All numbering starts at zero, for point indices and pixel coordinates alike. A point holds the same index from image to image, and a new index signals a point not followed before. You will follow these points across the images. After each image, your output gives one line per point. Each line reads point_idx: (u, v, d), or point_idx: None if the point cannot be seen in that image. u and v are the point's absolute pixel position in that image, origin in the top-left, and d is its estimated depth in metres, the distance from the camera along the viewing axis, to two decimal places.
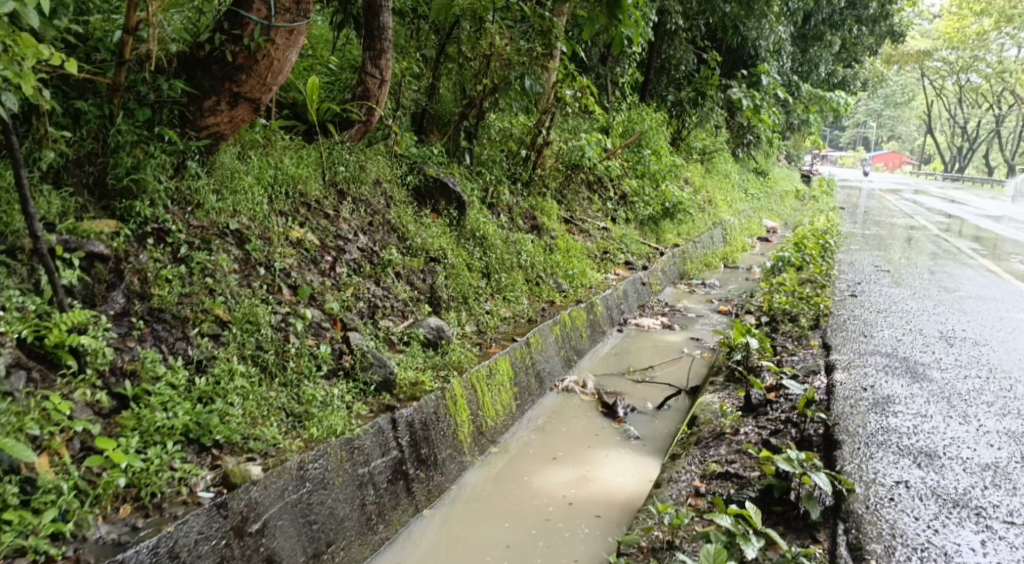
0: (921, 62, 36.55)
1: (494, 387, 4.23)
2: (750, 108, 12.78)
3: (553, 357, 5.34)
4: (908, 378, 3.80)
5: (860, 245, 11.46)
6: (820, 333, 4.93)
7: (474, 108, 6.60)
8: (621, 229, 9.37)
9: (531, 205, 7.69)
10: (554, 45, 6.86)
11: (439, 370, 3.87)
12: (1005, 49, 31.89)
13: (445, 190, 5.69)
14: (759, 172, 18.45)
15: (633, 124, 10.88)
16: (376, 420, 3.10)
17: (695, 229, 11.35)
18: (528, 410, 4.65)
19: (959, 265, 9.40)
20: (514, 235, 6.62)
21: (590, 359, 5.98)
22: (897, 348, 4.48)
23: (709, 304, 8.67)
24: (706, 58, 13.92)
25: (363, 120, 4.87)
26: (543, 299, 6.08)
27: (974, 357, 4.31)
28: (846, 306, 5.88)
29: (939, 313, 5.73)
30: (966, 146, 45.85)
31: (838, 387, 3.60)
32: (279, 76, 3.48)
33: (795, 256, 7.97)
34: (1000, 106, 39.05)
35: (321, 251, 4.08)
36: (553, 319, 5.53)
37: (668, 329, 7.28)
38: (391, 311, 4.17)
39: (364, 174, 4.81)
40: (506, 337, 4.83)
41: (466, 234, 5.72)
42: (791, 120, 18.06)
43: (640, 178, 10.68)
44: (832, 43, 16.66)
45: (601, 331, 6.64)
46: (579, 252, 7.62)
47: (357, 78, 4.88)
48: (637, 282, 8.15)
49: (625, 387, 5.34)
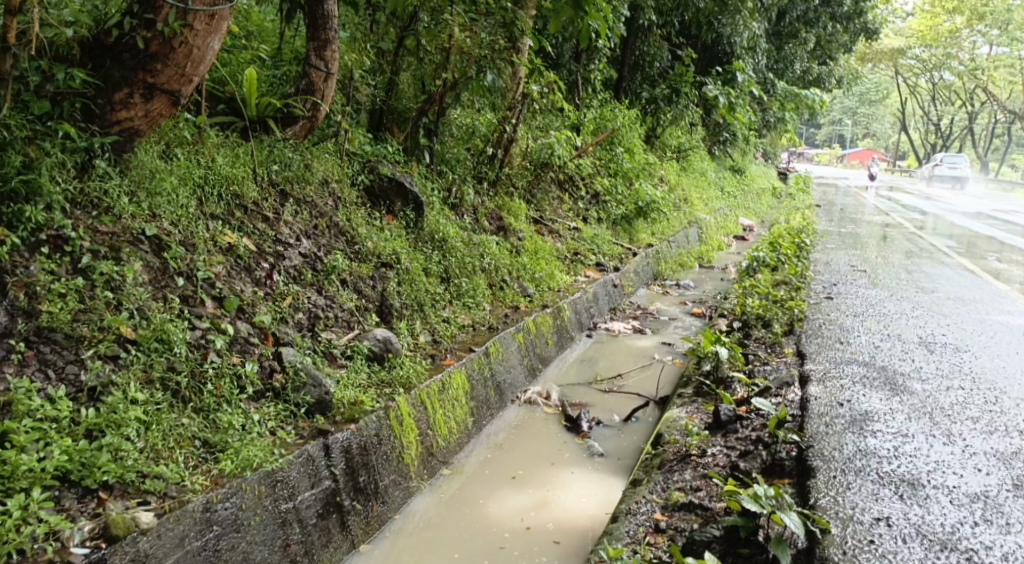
0: (895, 60, 36.80)
1: (447, 403, 3.94)
2: (725, 105, 12.58)
3: (515, 367, 5.06)
4: (887, 391, 3.56)
5: (835, 243, 11.31)
6: (794, 340, 4.69)
7: (435, 104, 6.29)
8: (592, 229, 9.12)
9: (497, 205, 7.42)
10: (520, 39, 6.59)
11: (385, 387, 3.57)
12: (977, 46, 32.15)
13: (401, 190, 5.39)
14: (735, 170, 18.31)
15: (605, 121, 10.64)
16: (304, 447, 2.79)
17: (670, 228, 11.13)
18: (485, 425, 4.37)
19: (936, 264, 9.26)
20: (478, 237, 6.33)
21: (556, 367, 5.71)
22: (876, 356, 4.25)
23: (682, 306, 8.44)
24: (680, 55, 13.72)
25: (307, 116, 4.54)
26: (506, 304, 5.80)
27: (956, 365, 4.10)
28: (822, 309, 5.66)
29: (917, 315, 5.53)
30: (939, 143, 46.26)
31: (812, 403, 3.35)
32: (199, 65, 3.18)
33: (770, 256, 7.76)
34: (972, 103, 39.41)
35: (257, 257, 3.76)
36: (515, 326, 5.25)
37: (639, 333, 7.03)
38: (334, 322, 3.86)
39: (310, 173, 4.50)
40: (463, 347, 4.54)
41: (424, 236, 5.42)
42: (766, 117, 17.94)
43: (613, 176, 10.44)
44: (807, 41, 16.55)
45: (569, 336, 6.37)
46: (547, 254, 7.35)
47: (301, 70, 4.56)
48: (608, 284, 7.90)
49: (591, 397, 5.08)
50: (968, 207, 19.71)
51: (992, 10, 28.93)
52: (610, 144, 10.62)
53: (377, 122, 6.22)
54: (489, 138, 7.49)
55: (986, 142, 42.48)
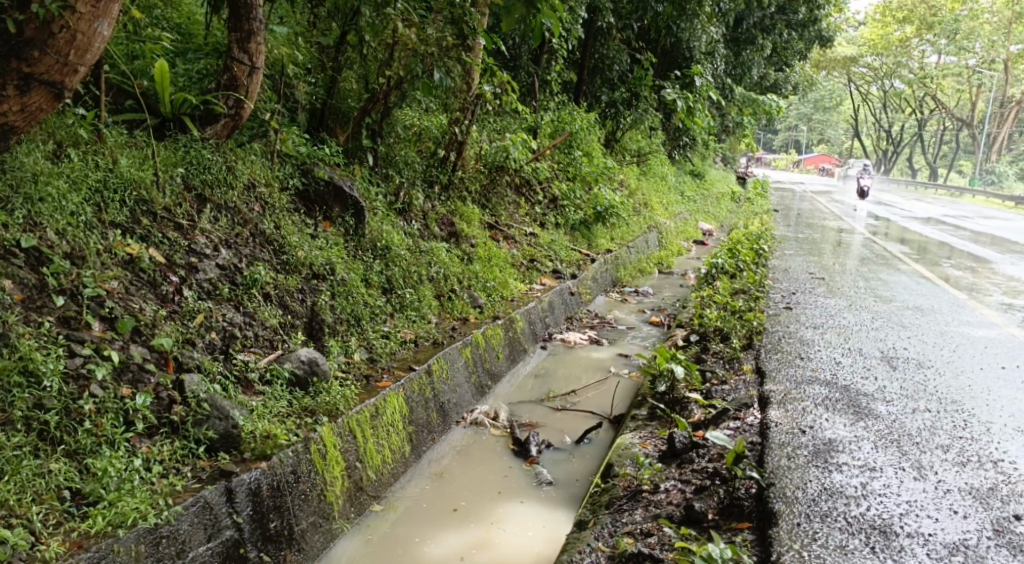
0: (849, 68, 37.42)
1: (381, 431, 3.60)
2: (685, 109, 12.40)
3: (461, 385, 4.72)
4: (851, 415, 3.30)
5: (794, 249, 11.21)
6: (754, 355, 4.43)
7: (379, 103, 5.92)
8: (550, 234, 8.82)
9: (448, 210, 7.09)
10: (469, 38, 6.27)
11: (307, 415, 3.22)
12: (925, 55, 32.42)
13: (339, 194, 5.02)
14: (695, 174, 18.22)
15: (563, 125, 10.36)
16: (201, 494, 2.45)
17: (630, 233, 10.90)
18: (427, 451, 4.04)
19: (893, 271, 9.15)
20: (426, 244, 5.99)
21: (506, 383, 5.38)
22: (838, 373, 4.00)
23: (642, 314, 8.18)
24: (639, 58, 13.55)
25: (230, 113, 4.14)
26: (454, 317, 5.46)
27: (921, 383, 3.87)
28: (781, 321, 5.42)
29: (878, 327, 5.32)
30: (894, 150, 47.10)
31: (772, 430, 3.08)
32: (86, 54, 2.82)
33: (729, 263, 7.56)
34: (924, 111, 40.17)
35: (165, 270, 3.38)
36: (462, 340, 4.92)
37: (596, 343, 6.74)
38: (254, 342, 3.50)
39: (233, 177, 4.11)
40: (402, 366, 4.20)
41: (365, 244, 5.07)
42: (725, 122, 17.89)
43: (571, 181, 10.17)
44: (764, 47, 16.55)
45: (523, 348, 6.05)
46: (501, 261, 7.04)
47: (222, 64, 4.17)
48: (564, 292, 7.60)
49: (543, 417, 4.76)
50: (922, 212, 19.90)
51: (940, 20, 29.44)
52: (568, 147, 10.36)
53: (318, 122, 5.85)
54: (440, 139, 7.16)
55: (937, 149, 43.36)
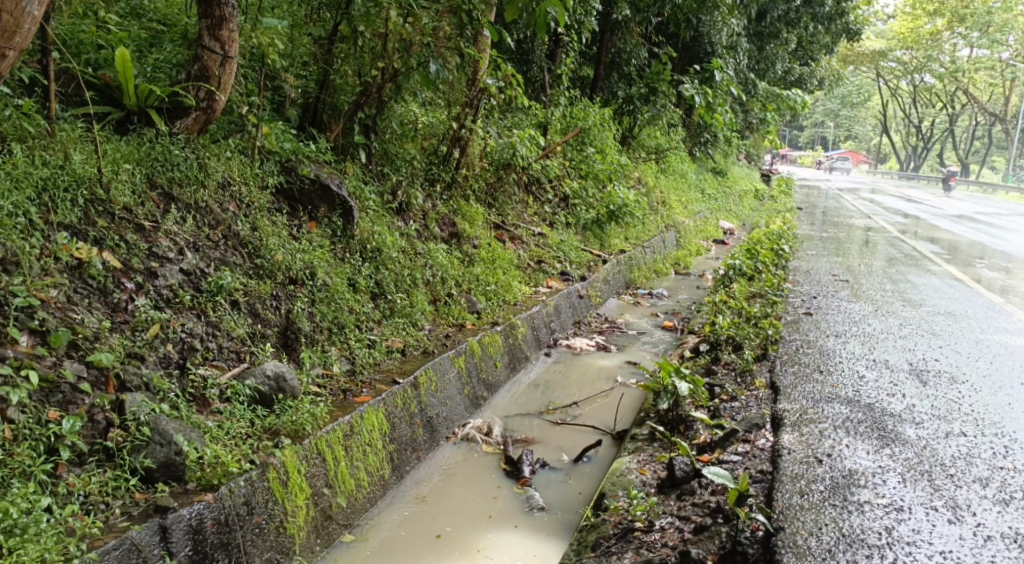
0: (876, 63, 36.65)
1: (357, 452, 3.31)
2: (704, 105, 12.00)
3: (452, 396, 4.42)
4: (875, 439, 2.95)
5: (818, 250, 10.77)
6: (768, 369, 4.08)
7: (372, 96, 5.59)
8: (559, 234, 8.49)
9: (450, 210, 6.81)
10: (470, 30, 5.96)
11: (268, 437, 2.93)
12: (957, 49, 31.62)
13: (326, 194, 4.77)
14: (717, 172, 17.79)
15: (576, 120, 10.02)
16: (128, 533, 2.24)
17: (645, 233, 10.54)
18: (410, 471, 3.74)
19: (923, 273, 8.68)
20: (422, 246, 5.70)
21: (505, 394, 5.06)
22: (861, 389, 3.64)
23: (654, 318, 7.82)
24: (657, 52, 13.16)
25: (201, 107, 3.86)
26: (449, 323, 5.16)
27: (954, 402, 3.50)
28: (800, 328, 5.04)
29: (906, 337, 4.92)
30: (923, 146, 46.08)
31: (785, 458, 2.76)
32: (15, 38, 2.54)
33: (747, 264, 7.23)
34: (954, 106, 39.21)
35: (118, 275, 3.11)
36: (454, 349, 4.61)
37: (604, 349, 6.40)
38: (217, 355, 3.23)
39: (205, 174, 3.82)
40: (385, 379, 3.90)
41: (353, 246, 4.81)
42: (748, 118, 17.43)
43: (583, 178, 9.82)
44: (788, 41, 16.10)
45: (525, 356, 5.74)
46: (506, 262, 6.74)
47: (193, 53, 3.89)
48: (572, 295, 7.26)
49: (541, 432, 4.44)
50: (952, 210, 19.24)
51: (972, 12, 28.57)
52: (581, 143, 10.02)
53: (309, 118, 5.57)
54: (443, 135, 6.86)
55: (966, 146, 42.36)
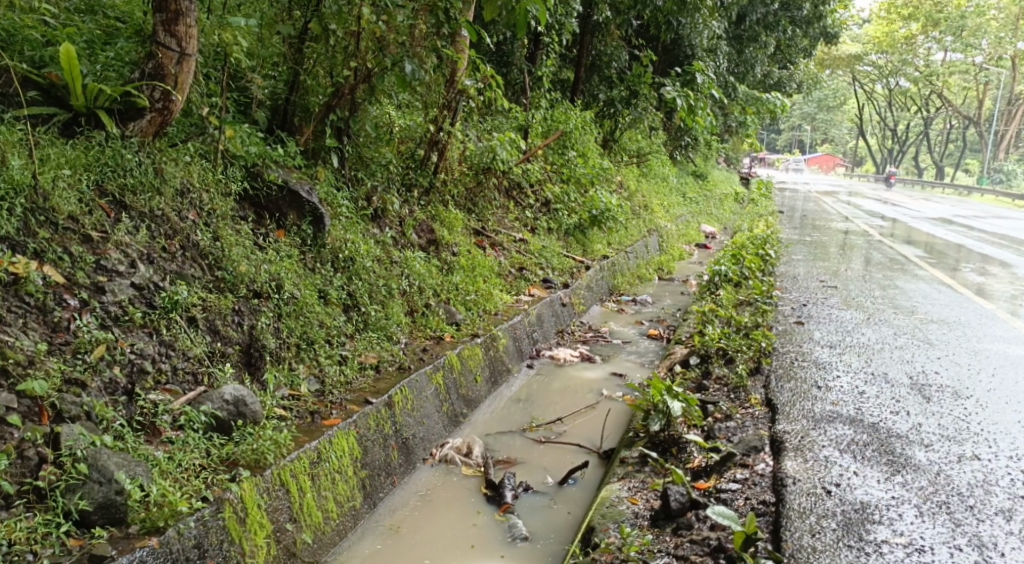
0: (853, 67, 36.89)
1: (326, 481, 3.07)
2: (686, 108, 11.85)
3: (430, 415, 4.18)
4: (885, 465, 2.83)
5: (802, 254, 10.66)
6: (762, 385, 3.89)
7: (344, 98, 5.32)
8: (541, 240, 8.28)
9: (428, 216, 6.58)
10: (446, 29, 5.74)
11: (225, 468, 2.67)
12: (933, 53, 31.97)
13: (295, 200, 4.51)
14: (698, 175, 17.70)
15: (557, 123, 9.83)
16: None
17: (628, 237, 10.37)
18: (386, 499, 3.51)
19: (910, 277, 8.56)
20: (399, 254, 5.46)
21: (485, 410, 4.82)
22: (863, 406, 3.46)
23: (638, 325, 7.63)
24: (638, 54, 13.00)
25: (156, 108, 3.59)
26: (427, 336, 4.92)
27: (962, 420, 3.34)
28: (793, 339, 4.86)
29: (902, 346, 4.77)
30: (900, 149, 46.49)
31: (791, 489, 2.64)
32: None
33: (733, 269, 7.08)
34: (930, 109, 39.56)
35: (60, 292, 2.84)
36: (432, 364, 4.37)
37: (588, 359, 6.19)
38: (172, 379, 2.97)
39: (161, 180, 3.56)
40: (357, 399, 3.65)
41: (324, 255, 4.58)
42: (729, 122, 17.35)
43: (565, 183, 9.62)
44: (768, 45, 16.03)
45: (507, 369, 5.51)
46: (486, 270, 6.52)
47: (147, 51, 3.62)
48: (555, 303, 7.05)
49: (524, 452, 4.21)
50: (932, 213, 19.30)
51: (947, 16, 28.81)
52: (562, 147, 9.83)
53: (279, 120, 5.30)
54: (420, 138, 6.63)
55: (942, 149, 42.78)
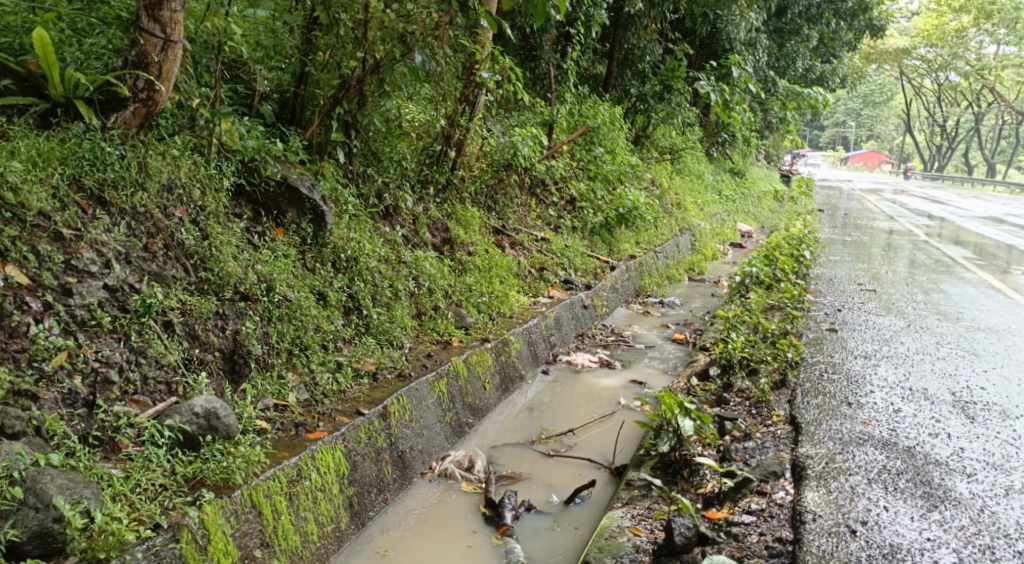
0: (901, 61, 35.78)
1: (308, 501, 2.85)
2: (722, 104, 11.44)
3: (431, 426, 3.94)
4: (920, 499, 2.53)
5: (841, 254, 10.20)
6: (787, 400, 3.57)
7: (351, 90, 5.03)
8: (564, 239, 8.00)
9: (445, 214, 6.35)
10: (461, 18, 5.48)
11: (188, 489, 2.46)
12: (984, 46, 30.86)
13: (294, 198, 4.34)
14: (735, 173, 17.22)
15: (584, 119, 9.55)
16: None
17: (658, 236, 10.02)
18: (376, 517, 3.28)
19: (956, 281, 8.08)
20: (408, 254, 5.24)
21: (493, 420, 4.57)
22: (898, 426, 3.13)
23: (664, 329, 7.31)
24: (672, 48, 12.61)
25: (140, 98, 3.42)
26: (432, 341, 4.69)
27: (1011, 444, 3.00)
28: (824, 348, 4.51)
29: (944, 357, 4.39)
30: (948, 146, 45.05)
31: (813, 526, 2.35)
32: None
33: (765, 271, 6.74)
34: (981, 104, 38.21)
35: (22, 294, 2.66)
36: (435, 372, 4.14)
37: (607, 365, 5.90)
38: (141, 389, 2.78)
39: (145, 175, 3.39)
40: (347, 409, 3.42)
41: (325, 254, 4.38)
42: (768, 118, 16.85)
43: (592, 180, 9.32)
44: (810, 38, 15.50)
45: (520, 375, 5.26)
46: (503, 270, 6.26)
47: (131, 38, 3.45)
48: (576, 305, 6.77)
49: (530, 467, 3.95)
50: (981, 212, 18.50)
51: (1000, 8, 27.77)
52: (589, 143, 9.53)
53: (284, 113, 5.11)
54: (437, 133, 6.40)
55: (992, 146, 41.37)
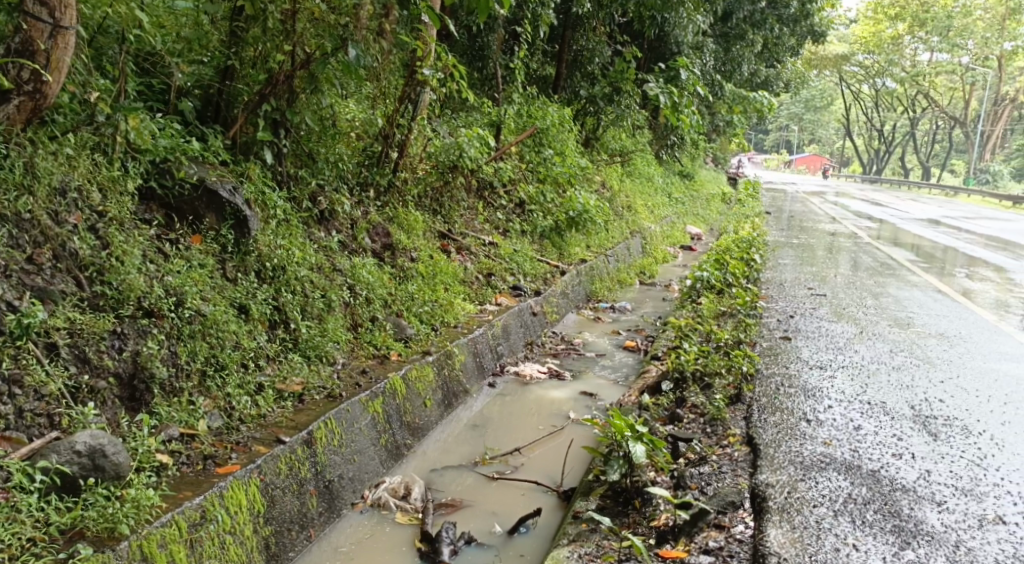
0: (840, 66, 36.63)
1: (215, 547, 2.53)
2: (671, 106, 11.33)
3: (364, 451, 3.62)
4: (890, 535, 2.36)
5: (789, 258, 10.17)
6: (744, 417, 3.36)
7: (279, 86, 4.69)
8: (512, 244, 7.73)
9: (386, 218, 6.02)
10: (399, 11, 5.17)
11: (63, 544, 2.19)
12: (919, 53, 31.72)
13: (212, 201, 3.97)
14: (683, 175, 17.23)
15: (532, 120, 9.31)
16: None
17: (609, 239, 9.84)
18: (299, 558, 2.97)
19: (903, 284, 8.07)
20: (344, 262, 4.91)
21: (434, 439, 4.27)
22: (860, 446, 2.95)
23: (615, 336, 7.09)
24: (620, 50, 12.48)
25: (26, 91, 3.04)
26: (369, 356, 4.36)
27: (977, 465, 2.85)
28: (778, 359, 4.33)
29: (899, 366, 4.25)
30: (887, 150, 46.26)
31: None
32: None
33: (716, 275, 6.59)
34: (916, 110, 39.34)
35: None
36: (369, 391, 3.82)
37: (557, 375, 5.64)
38: (14, 426, 2.47)
39: (32, 178, 3.05)
40: (266, 437, 3.08)
41: (249, 264, 4.03)
42: (715, 121, 16.89)
43: (541, 183, 9.07)
44: (755, 43, 15.58)
45: (465, 389, 4.96)
46: (448, 276, 5.96)
47: (14, 23, 3.05)
48: (524, 312, 6.49)
49: (471, 493, 3.66)
50: (921, 214, 18.86)
51: (933, 16, 28.57)
52: (538, 145, 9.28)
53: (207, 111, 4.71)
54: (376, 132, 6.07)
55: (928, 149, 42.63)
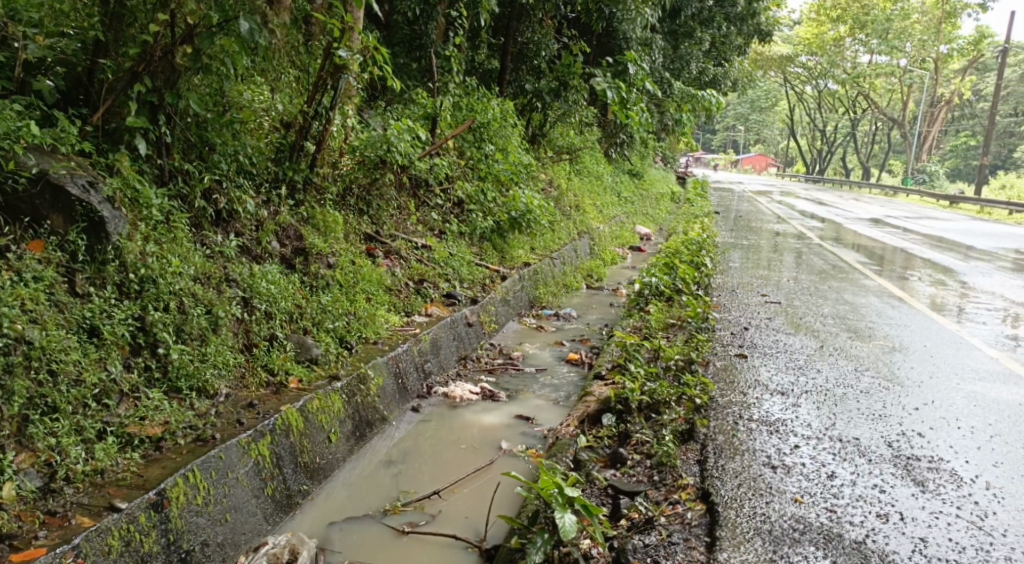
0: (785, 68, 36.97)
1: None
2: (618, 103, 10.86)
3: (246, 506, 2.99)
4: None
5: (742, 260, 9.75)
6: (696, 461, 2.94)
7: (157, 64, 3.96)
8: (447, 246, 7.09)
9: (300, 218, 5.31)
10: None
11: None
12: (861, 55, 32.14)
13: (56, 199, 3.32)
14: (634, 174, 16.82)
15: (472, 113, 8.69)
16: None
17: (554, 241, 9.27)
18: None
19: (862, 288, 7.69)
20: (240, 271, 4.21)
21: (341, 481, 3.62)
22: (837, 505, 2.63)
23: (558, 347, 6.50)
24: (567, 43, 11.99)
25: None
26: (261, 384, 3.68)
27: (979, 529, 2.55)
28: (735, 382, 3.84)
29: (869, 387, 3.83)
30: (832, 150, 46.89)
31: None
32: None
33: (666, 281, 6.07)
34: (859, 111, 39.90)
35: None
36: (253, 430, 3.14)
37: (491, 395, 5.01)
38: None
39: None
40: (96, 504, 2.50)
41: (106, 276, 3.36)
42: (665, 119, 16.50)
43: (482, 180, 8.42)
44: (702, 40, 15.30)
45: (383, 416, 4.31)
46: (370, 285, 5.29)
47: None
48: (458, 323, 5.87)
49: (377, 550, 3.08)
50: (865, 214, 18.88)
51: (873, 19, 29.05)
52: (479, 140, 8.64)
53: (78, 93, 3.99)
54: (287, 124, 5.38)
55: (870, 150, 43.37)
